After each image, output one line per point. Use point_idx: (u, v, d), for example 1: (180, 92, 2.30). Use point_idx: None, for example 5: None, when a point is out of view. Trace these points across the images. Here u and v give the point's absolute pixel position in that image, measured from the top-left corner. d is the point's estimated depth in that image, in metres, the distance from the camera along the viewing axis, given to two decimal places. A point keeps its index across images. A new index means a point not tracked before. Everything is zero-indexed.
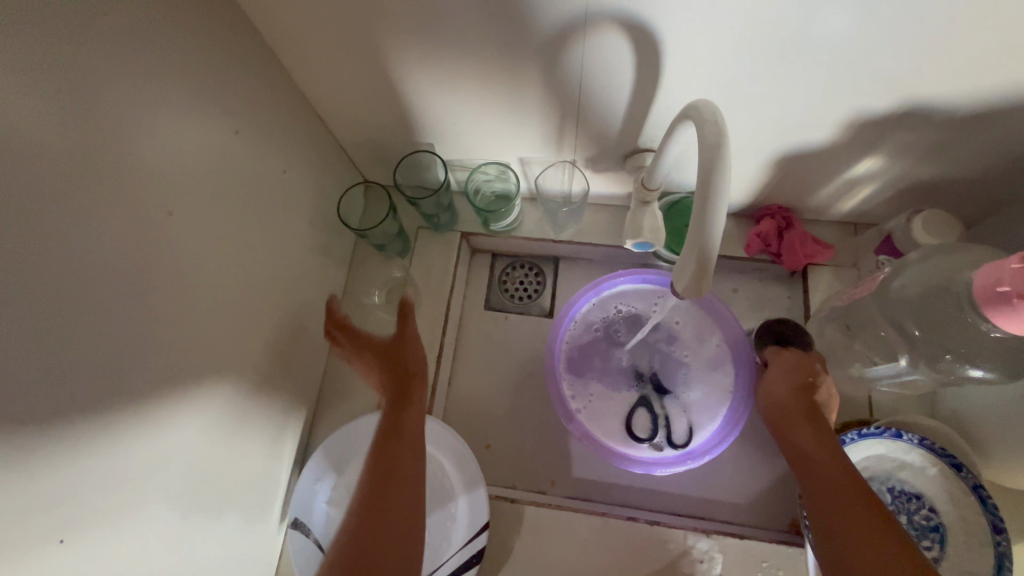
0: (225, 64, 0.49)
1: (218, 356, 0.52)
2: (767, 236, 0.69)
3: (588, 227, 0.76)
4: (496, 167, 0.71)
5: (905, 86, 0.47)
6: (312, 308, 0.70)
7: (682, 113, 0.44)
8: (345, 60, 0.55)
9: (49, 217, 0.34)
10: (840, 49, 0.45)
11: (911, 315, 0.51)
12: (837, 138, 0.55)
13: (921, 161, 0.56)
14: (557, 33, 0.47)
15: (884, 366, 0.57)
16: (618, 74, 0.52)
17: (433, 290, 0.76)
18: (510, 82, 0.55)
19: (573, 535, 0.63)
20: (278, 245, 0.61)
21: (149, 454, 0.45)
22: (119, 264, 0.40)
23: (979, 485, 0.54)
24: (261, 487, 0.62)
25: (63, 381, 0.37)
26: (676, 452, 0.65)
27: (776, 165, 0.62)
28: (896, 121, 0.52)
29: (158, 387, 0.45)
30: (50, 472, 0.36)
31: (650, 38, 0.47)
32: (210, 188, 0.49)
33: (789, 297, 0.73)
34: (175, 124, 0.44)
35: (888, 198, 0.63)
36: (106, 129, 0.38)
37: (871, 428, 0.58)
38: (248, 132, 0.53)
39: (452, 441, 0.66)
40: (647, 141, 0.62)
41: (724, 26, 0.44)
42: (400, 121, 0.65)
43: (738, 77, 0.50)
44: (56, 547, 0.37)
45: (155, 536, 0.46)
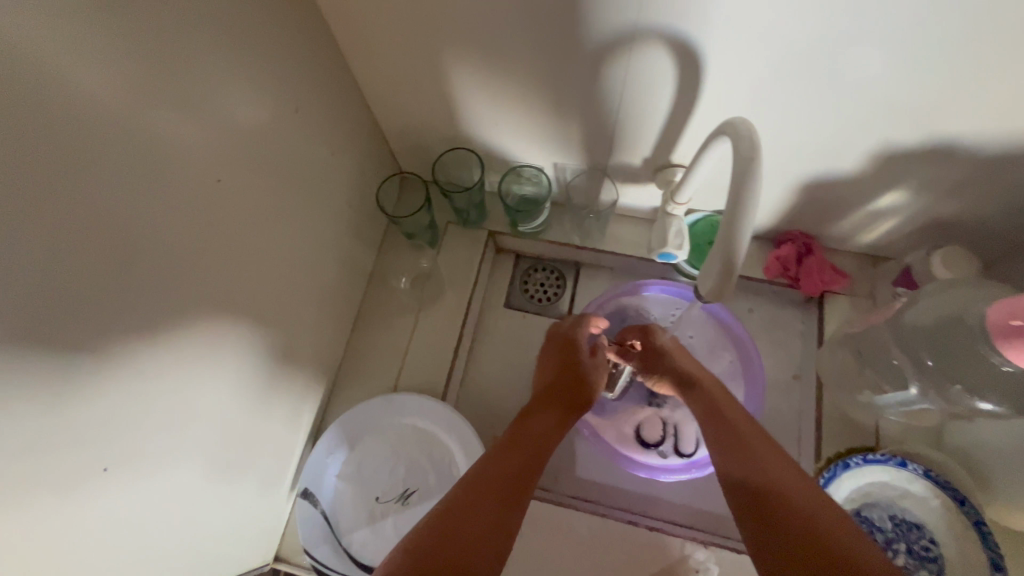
0: (292, 49, 0.52)
1: (253, 319, 0.55)
2: (787, 260, 0.70)
3: (612, 236, 0.78)
4: (529, 170, 0.74)
5: (934, 122, 0.49)
6: (341, 288, 0.73)
7: (719, 128, 0.46)
8: (401, 55, 0.59)
9: (132, 169, 0.37)
10: (873, 82, 0.47)
11: (924, 346, 0.53)
12: (864, 169, 0.58)
13: (944, 199, 0.58)
14: (605, 46, 0.51)
15: (892, 395, 0.58)
16: (659, 89, 0.54)
17: (457, 283, 0.79)
18: (554, 89, 0.58)
19: (572, 533, 0.65)
20: (317, 223, 0.64)
21: (183, 402, 0.47)
22: (183, 220, 0.43)
23: (980, 521, 0.55)
24: (277, 454, 0.65)
25: (126, 320, 0.40)
26: (681, 461, 0.67)
27: (801, 191, 0.64)
28: (922, 157, 0.54)
29: (199, 339, 0.48)
30: (101, 401, 0.39)
31: (693, 58, 0.49)
32: (265, 160, 0.52)
33: (803, 322, 0.74)
34: (244, 98, 0.47)
35: (910, 234, 0.65)
36: (188, 96, 0.41)
37: (877, 454, 0.59)
38: (302, 113, 0.56)
39: (463, 429, 0.69)
40: (679, 157, 0.64)
41: (765, 50, 0.47)
42: (445, 117, 0.68)
43: (775, 100, 0.52)
44: (98, 474, 0.40)
45: (178, 481, 0.48)
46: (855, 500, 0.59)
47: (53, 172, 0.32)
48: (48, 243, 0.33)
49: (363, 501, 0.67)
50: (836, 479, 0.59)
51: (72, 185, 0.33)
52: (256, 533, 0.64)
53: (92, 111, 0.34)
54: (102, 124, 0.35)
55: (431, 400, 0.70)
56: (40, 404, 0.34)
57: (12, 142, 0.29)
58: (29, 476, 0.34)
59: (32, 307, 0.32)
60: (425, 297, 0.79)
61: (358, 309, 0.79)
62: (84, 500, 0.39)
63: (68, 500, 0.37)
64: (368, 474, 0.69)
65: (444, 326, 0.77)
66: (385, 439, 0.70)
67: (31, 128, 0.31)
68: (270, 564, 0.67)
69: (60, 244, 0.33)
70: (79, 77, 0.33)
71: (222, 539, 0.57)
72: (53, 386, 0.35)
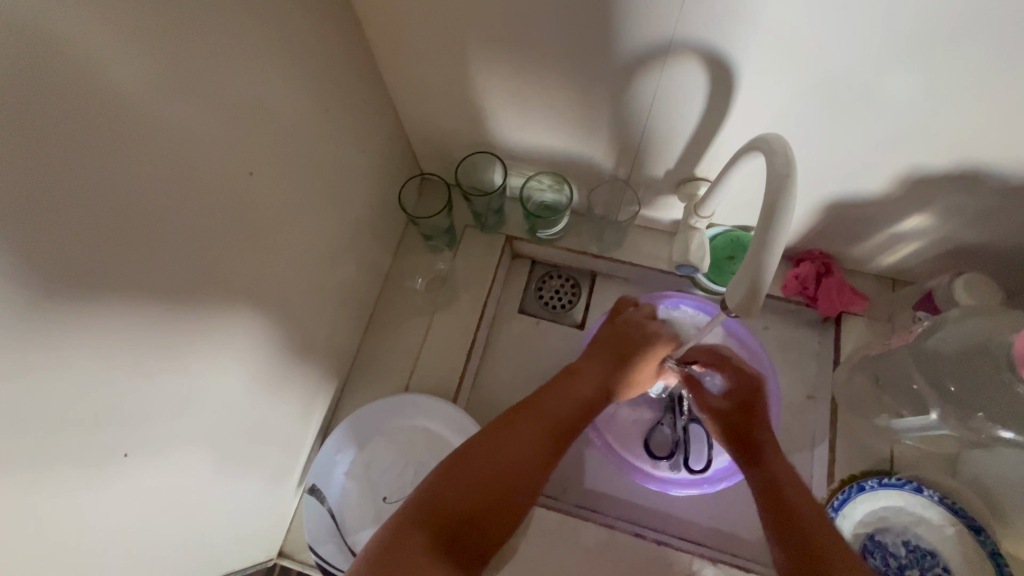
0: (324, 46, 0.53)
1: (272, 312, 0.55)
2: (806, 279, 0.70)
3: (631, 247, 0.78)
4: (551, 177, 0.74)
5: (964, 147, 0.49)
6: (358, 286, 0.73)
7: (751, 144, 0.47)
8: (431, 57, 0.59)
9: (168, 158, 0.38)
10: (905, 105, 0.47)
11: (948, 372, 0.52)
12: (890, 191, 0.57)
13: (969, 224, 0.57)
14: (638, 58, 0.51)
15: (911, 421, 0.58)
16: (688, 103, 0.55)
17: (472, 285, 0.79)
18: (582, 98, 0.58)
19: (579, 544, 0.64)
20: (339, 219, 0.64)
21: (199, 390, 0.47)
22: (212, 210, 0.43)
23: (997, 552, 0.54)
24: (288, 448, 0.65)
25: (152, 308, 0.40)
26: (692, 476, 0.66)
27: (824, 211, 0.64)
28: (949, 182, 0.54)
29: (218, 329, 0.48)
30: (123, 387, 0.39)
31: (725, 73, 0.50)
32: (291, 155, 0.52)
33: (819, 342, 0.74)
34: (274, 93, 0.47)
35: (932, 258, 0.65)
36: (223, 88, 0.41)
37: (892, 478, 0.59)
38: (330, 109, 0.57)
39: (473, 434, 0.68)
40: (703, 171, 0.64)
41: (798, 69, 0.47)
42: (470, 121, 0.68)
43: (804, 119, 0.52)
44: (119, 459, 0.40)
45: (189, 472, 0.48)
46: (868, 523, 0.58)
47: (93, 155, 0.32)
48: (85, 227, 0.33)
49: (369, 501, 0.67)
50: (850, 500, 0.59)
51: (109, 169, 0.34)
52: (263, 526, 0.63)
53: (134, 98, 0.34)
54: (142, 111, 0.35)
55: (443, 402, 0.70)
56: (63, 386, 0.34)
57: (54, 124, 0.30)
58: (48, 458, 0.34)
59: (63, 289, 0.33)
60: (440, 299, 0.79)
61: (373, 308, 0.79)
62: (99, 485, 0.39)
63: (87, 484, 0.37)
64: (376, 473, 0.68)
65: (458, 329, 0.77)
66: (394, 439, 0.70)
67: (76, 113, 0.31)
68: (274, 559, 0.67)
69: (96, 230, 0.34)
70: (128, 65, 0.33)
71: (228, 532, 0.57)
72: (77, 370, 0.35)
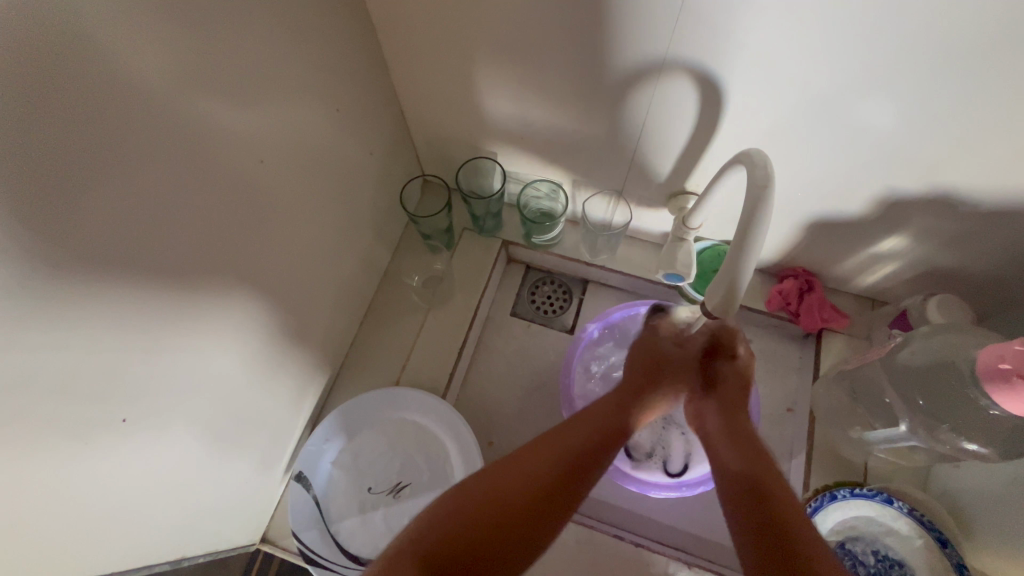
0: (336, 46, 0.56)
1: (272, 297, 0.57)
2: (789, 294, 0.73)
3: (621, 257, 0.81)
4: (547, 185, 0.77)
5: (936, 172, 0.52)
6: (356, 280, 0.75)
7: (736, 158, 0.49)
8: (439, 62, 0.62)
9: (189, 139, 0.40)
10: (879, 129, 0.50)
11: (918, 385, 0.55)
12: (867, 212, 0.60)
13: (942, 247, 0.60)
14: (633, 74, 0.54)
15: (882, 432, 0.60)
16: (679, 119, 0.58)
17: (467, 286, 0.81)
18: (580, 110, 0.61)
19: (558, 543, 0.65)
20: (342, 213, 0.67)
21: (200, 366, 0.49)
22: (224, 193, 0.46)
23: (961, 564, 0.56)
24: (278, 435, 0.66)
25: (164, 281, 0.42)
26: (671, 479, 0.68)
27: (807, 229, 0.67)
28: (924, 205, 0.57)
29: (222, 308, 0.50)
30: (129, 356, 0.40)
31: (714, 92, 0.53)
32: (299, 146, 0.55)
33: (800, 357, 0.76)
34: (286, 86, 0.50)
35: (908, 279, 0.67)
36: (241, 78, 0.44)
37: (865, 489, 0.60)
38: (338, 107, 0.60)
39: (461, 429, 0.70)
40: (693, 185, 0.67)
41: (782, 91, 0.50)
42: (473, 127, 0.71)
43: (787, 139, 0.55)
44: (120, 424, 0.41)
45: (184, 446, 0.50)
46: (840, 532, 0.60)
47: (121, 133, 0.35)
48: (112, 198, 0.35)
49: (355, 490, 0.68)
50: (822, 509, 0.60)
51: (137, 146, 0.36)
52: (247, 511, 0.64)
53: (163, 81, 0.37)
54: (169, 94, 0.37)
55: (431, 397, 0.71)
56: (77, 348, 0.36)
57: (92, 100, 0.32)
58: (56, 417, 0.36)
59: (86, 256, 0.35)
60: (435, 298, 0.81)
61: (369, 304, 0.81)
62: (99, 448, 0.40)
63: (88, 450, 0.39)
64: (363, 463, 0.70)
65: (450, 327, 0.78)
66: (382, 430, 0.71)
67: (111, 90, 0.33)
68: (257, 544, 0.68)
69: (121, 201, 0.36)
70: (161, 50, 0.36)
71: (214, 512, 0.58)
72: (91, 334, 0.37)
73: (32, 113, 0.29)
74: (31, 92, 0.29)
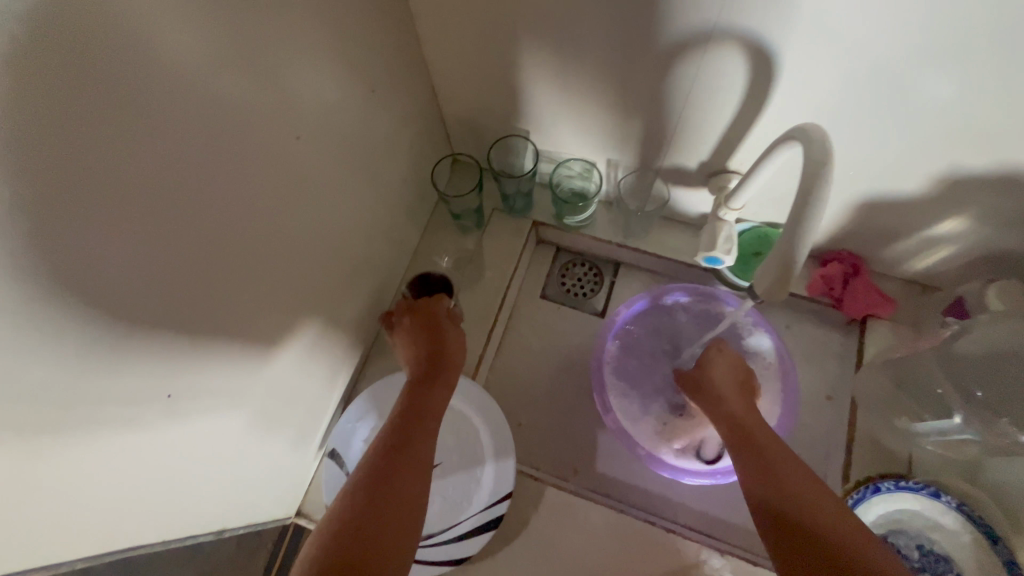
0: (368, 19, 0.54)
1: (307, 278, 0.57)
2: (833, 278, 0.69)
3: (656, 239, 0.79)
4: (581, 164, 0.75)
5: (1002, 150, 0.49)
6: (386, 261, 0.75)
7: (789, 134, 0.47)
8: (472, 37, 0.60)
9: (226, 117, 0.40)
10: (944, 102, 0.47)
11: (975, 377, 0.55)
12: (925, 191, 0.57)
13: (1006, 230, 0.56)
14: (679, 46, 0.51)
15: (933, 423, 0.58)
16: (726, 93, 0.54)
17: (497, 267, 0.80)
18: (621, 84, 0.58)
19: (587, 524, 0.66)
20: (373, 193, 0.66)
21: (237, 345, 0.49)
22: (257, 173, 0.45)
23: (1012, 561, 0.54)
24: (313, 413, 0.67)
25: (204, 260, 0.42)
26: (704, 466, 0.67)
27: (857, 210, 0.63)
28: (990, 184, 0.53)
29: (259, 291, 0.50)
30: (170, 335, 0.41)
31: (766, 65, 0.50)
32: (332, 124, 0.54)
33: (842, 344, 0.73)
34: (320, 63, 0.49)
35: (965, 264, 0.64)
36: (276, 54, 0.43)
37: (911, 482, 0.58)
38: (369, 82, 0.58)
39: (491, 411, 0.70)
40: (735, 164, 0.64)
41: (841, 62, 0.47)
42: (505, 104, 0.69)
43: (842, 115, 0.52)
44: (164, 400, 0.42)
45: (224, 423, 0.51)
46: (882, 525, 0.58)
47: (161, 109, 0.34)
48: (152, 176, 0.35)
49: None
50: (865, 501, 0.58)
51: (175, 124, 0.35)
52: (284, 486, 0.66)
53: (199, 57, 0.36)
54: (207, 70, 0.37)
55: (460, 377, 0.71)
56: (126, 328, 0.36)
57: (132, 76, 0.32)
58: (102, 395, 0.36)
59: (132, 237, 0.35)
60: (465, 280, 0.80)
61: (398, 285, 0.80)
62: (143, 422, 0.41)
63: (135, 424, 0.40)
64: None
65: (480, 309, 0.78)
66: None
67: (152, 68, 0.33)
68: (291, 517, 0.70)
69: (161, 180, 0.36)
70: (200, 26, 0.35)
71: (252, 485, 0.60)
72: (135, 315, 0.37)
73: (81, 87, 0.29)
74: (74, 69, 0.28)
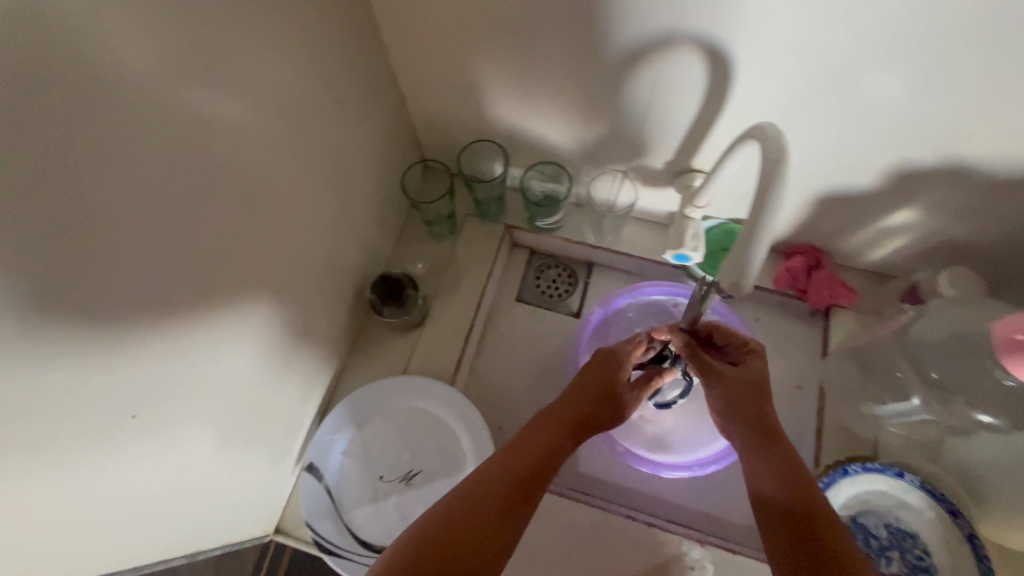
0: (332, 29, 0.54)
1: (278, 290, 0.56)
2: (798, 271, 0.72)
3: (627, 238, 0.80)
4: (551, 167, 0.75)
5: (945, 142, 0.52)
6: (359, 269, 0.74)
7: (746, 133, 0.48)
8: (437, 44, 0.60)
9: (184, 128, 0.39)
10: (893, 99, 0.49)
11: (932, 358, 0.54)
12: (878, 184, 0.59)
13: (954, 218, 0.59)
14: (636, 51, 0.53)
15: (893, 406, 0.60)
16: (685, 94, 0.56)
17: (472, 272, 0.80)
18: (584, 88, 0.59)
19: (572, 524, 0.66)
20: (342, 201, 0.65)
21: (204, 360, 0.47)
22: (221, 184, 0.44)
23: (972, 534, 0.57)
24: (288, 428, 0.66)
25: (166, 274, 0.40)
26: (681, 459, 0.69)
27: (817, 205, 0.66)
28: (937, 175, 0.55)
29: (227, 304, 0.49)
30: (131, 352, 0.39)
31: (721, 67, 0.52)
32: (297, 133, 0.53)
33: (810, 334, 0.76)
34: (283, 70, 0.48)
35: (919, 253, 0.66)
36: (236, 65, 0.43)
37: (877, 464, 0.61)
38: (335, 90, 0.57)
39: (472, 416, 0.70)
40: (699, 163, 0.66)
41: (791, 63, 0.49)
42: (472, 110, 0.69)
43: (796, 112, 0.54)
44: (128, 421, 0.40)
45: (194, 442, 0.49)
46: (851, 506, 0.60)
47: (112, 116, 0.33)
48: (105, 190, 0.34)
49: (366, 480, 0.68)
50: (835, 484, 0.61)
51: (128, 137, 0.34)
52: (262, 502, 0.65)
53: (151, 68, 0.35)
54: (161, 81, 0.36)
55: (439, 385, 0.71)
56: (87, 346, 0.35)
57: (77, 87, 0.31)
58: (59, 419, 0.35)
59: (85, 254, 0.33)
60: (440, 285, 0.80)
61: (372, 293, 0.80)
62: (103, 446, 0.39)
63: (98, 446, 0.38)
64: (373, 452, 0.69)
65: (457, 314, 0.78)
66: (391, 419, 0.71)
67: (101, 79, 0.32)
68: (270, 535, 0.69)
69: (116, 196, 0.34)
70: (152, 37, 0.35)
71: (229, 503, 0.58)
72: (92, 333, 0.35)
73: (18, 96, 0.28)
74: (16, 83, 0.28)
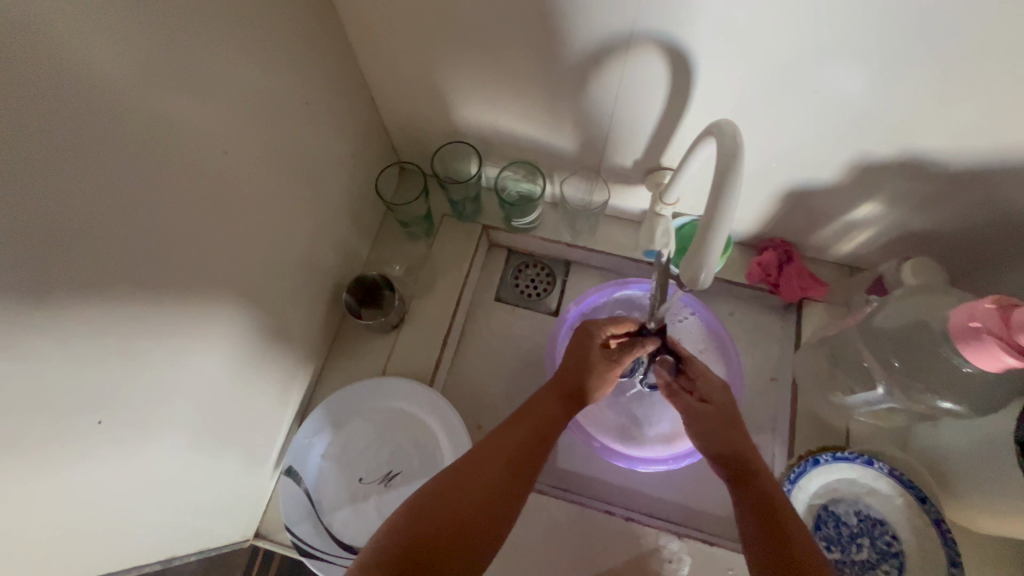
0: (301, 33, 0.54)
1: (250, 294, 0.56)
2: (768, 265, 0.73)
3: (602, 236, 0.81)
4: (525, 167, 0.76)
5: (902, 138, 0.53)
6: (335, 272, 0.74)
7: (706, 130, 0.49)
8: (408, 47, 0.61)
9: (152, 135, 0.39)
10: (852, 95, 0.50)
11: (892, 347, 0.55)
12: (842, 179, 0.61)
13: (916, 211, 0.61)
14: (602, 50, 0.53)
15: (861, 395, 0.61)
16: (651, 93, 0.57)
17: (450, 273, 0.80)
18: (553, 88, 0.60)
19: (552, 521, 0.66)
20: (316, 205, 0.65)
21: (176, 366, 0.47)
22: (191, 190, 0.44)
23: (940, 519, 0.58)
24: (264, 431, 0.65)
25: (136, 281, 0.40)
26: (658, 453, 0.69)
27: (784, 200, 0.67)
28: (898, 169, 0.57)
29: (199, 310, 0.49)
30: (99, 360, 0.39)
31: (684, 66, 0.52)
32: (268, 138, 0.53)
33: (782, 327, 0.77)
34: (252, 77, 0.48)
35: (884, 245, 0.68)
36: (205, 72, 0.43)
37: (847, 452, 0.62)
38: (305, 94, 0.58)
39: (450, 416, 0.70)
40: (668, 161, 0.67)
41: (752, 61, 0.50)
42: (446, 112, 0.70)
43: (759, 109, 0.55)
44: (93, 427, 0.40)
45: (167, 448, 0.49)
46: (822, 495, 0.62)
47: (77, 128, 0.33)
48: (70, 199, 0.34)
49: (346, 482, 0.68)
50: (806, 473, 0.62)
51: (92, 144, 0.34)
52: (239, 507, 0.65)
53: (116, 76, 0.35)
54: (126, 89, 0.36)
55: (417, 386, 0.71)
56: (50, 354, 0.35)
57: (37, 96, 0.31)
58: (24, 429, 0.34)
59: (47, 262, 0.33)
60: (418, 286, 0.80)
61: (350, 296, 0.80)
62: (73, 454, 0.39)
63: (68, 454, 0.38)
64: (352, 454, 0.70)
65: (435, 315, 0.78)
66: (370, 421, 0.71)
67: (63, 87, 0.32)
68: (250, 540, 0.69)
69: (80, 204, 0.34)
70: (117, 46, 0.35)
71: (204, 509, 0.58)
72: (55, 341, 0.35)
73: None
74: None
